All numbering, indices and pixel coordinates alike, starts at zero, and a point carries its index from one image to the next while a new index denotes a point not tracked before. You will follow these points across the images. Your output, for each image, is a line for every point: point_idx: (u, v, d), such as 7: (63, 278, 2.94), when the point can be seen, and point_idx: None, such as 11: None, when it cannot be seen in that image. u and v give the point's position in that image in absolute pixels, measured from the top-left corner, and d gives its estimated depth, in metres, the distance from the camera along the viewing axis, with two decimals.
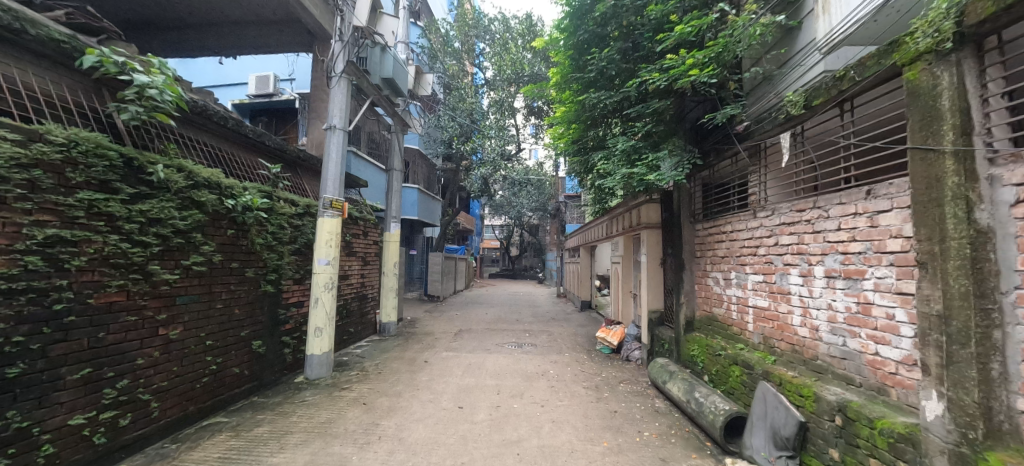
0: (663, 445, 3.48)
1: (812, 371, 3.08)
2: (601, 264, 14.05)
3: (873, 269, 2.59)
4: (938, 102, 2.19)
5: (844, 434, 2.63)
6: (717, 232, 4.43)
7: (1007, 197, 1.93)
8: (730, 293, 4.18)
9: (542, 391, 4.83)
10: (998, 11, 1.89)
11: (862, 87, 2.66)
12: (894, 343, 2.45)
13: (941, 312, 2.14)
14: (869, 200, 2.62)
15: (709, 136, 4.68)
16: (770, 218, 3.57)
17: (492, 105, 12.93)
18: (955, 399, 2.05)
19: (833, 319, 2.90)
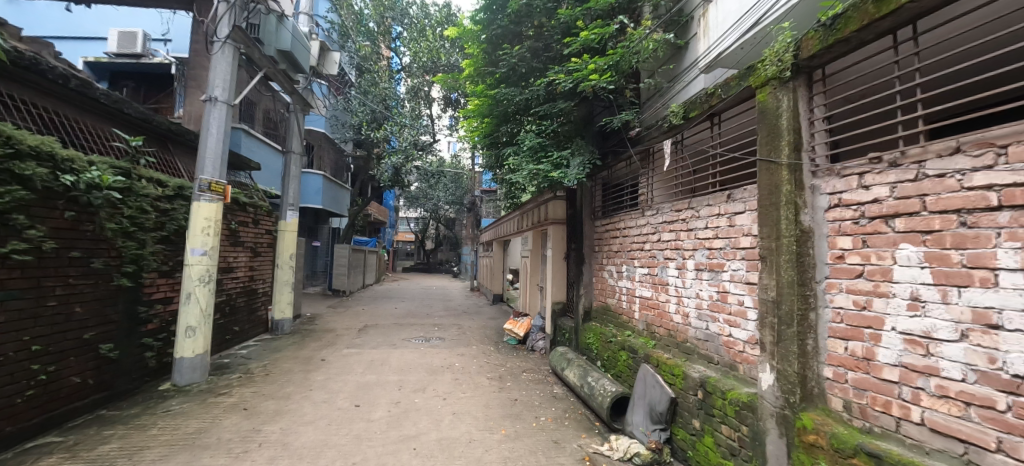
0: (557, 428, 3.69)
1: (682, 352, 3.47)
2: (513, 259, 14.43)
3: (730, 263, 3.00)
4: (779, 121, 2.59)
5: (703, 405, 3.02)
6: (612, 228, 4.78)
7: (822, 204, 2.42)
8: (621, 284, 4.55)
9: (445, 384, 4.81)
10: (824, 47, 2.31)
11: (727, 104, 3.06)
12: (743, 326, 2.87)
13: (774, 298, 2.57)
14: (728, 202, 3.03)
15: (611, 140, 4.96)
16: (655, 216, 3.94)
17: (407, 92, 12.52)
18: (782, 371, 2.47)
19: (699, 306, 3.29)
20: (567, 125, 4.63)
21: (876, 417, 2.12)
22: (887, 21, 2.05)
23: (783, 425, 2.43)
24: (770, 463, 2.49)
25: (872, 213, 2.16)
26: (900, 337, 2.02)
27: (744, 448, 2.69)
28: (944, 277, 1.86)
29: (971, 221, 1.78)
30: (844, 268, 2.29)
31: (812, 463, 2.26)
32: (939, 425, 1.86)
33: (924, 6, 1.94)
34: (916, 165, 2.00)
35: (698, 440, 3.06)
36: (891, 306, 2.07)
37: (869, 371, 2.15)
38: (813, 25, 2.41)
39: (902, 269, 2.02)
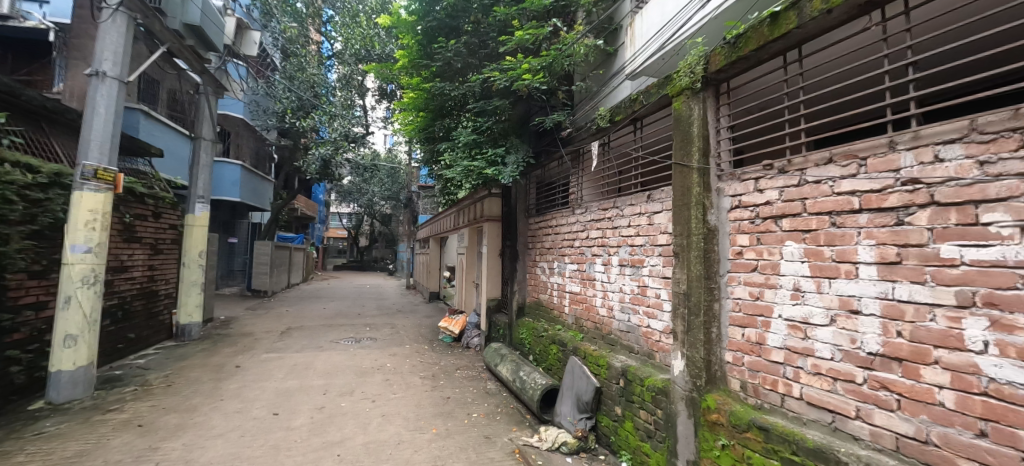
0: (489, 423, 3.74)
1: (607, 344, 3.67)
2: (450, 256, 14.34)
3: (649, 259, 3.22)
4: (691, 129, 2.81)
5: (624, 393, 3.22)
6: (545, 226, 4.91)
7: (725, 205, 2.70)
8: (553, 280, 4.69)
9: (375, 386, 4.64)
10: (729, 63, 2.57)
11: (648, 110, 3.27)
12: (660, 317, 3.09)
13: (685, 290, 2.80)
14: (648, 202, 3.24)
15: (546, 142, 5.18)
16: (583, 214, 4.11)
17: (339, 80, 11.86)
18: (691, 357, 2.70)
19: (622, 299, 3.49)
20: (504, 122, 4.68)
21: (765, 394, 2.41)
22: (778, 43, 2.34)
23: (691, 406, 2.66)
24: (680, 441, 2.72)
25: (765, 214, 2.46)
26: (785, 323, 2.32)
27: (659, 430, 2.92)
28: (819, 271, 2.18)
29: (839, 222, 2.11)
30: (742, 263, 2.58)
31: (714, 439, 2.52)
32: (814, 398, 2.18)
33: (806, 32, 2.23)
34: (799, 173, 2.30)
35: (620, 425, 3.26)
36: (778, 296, 2.37)
37: (761, 354, 2.44)
38: (720, 42, 2.65)
39: (787, 263, 2.33)
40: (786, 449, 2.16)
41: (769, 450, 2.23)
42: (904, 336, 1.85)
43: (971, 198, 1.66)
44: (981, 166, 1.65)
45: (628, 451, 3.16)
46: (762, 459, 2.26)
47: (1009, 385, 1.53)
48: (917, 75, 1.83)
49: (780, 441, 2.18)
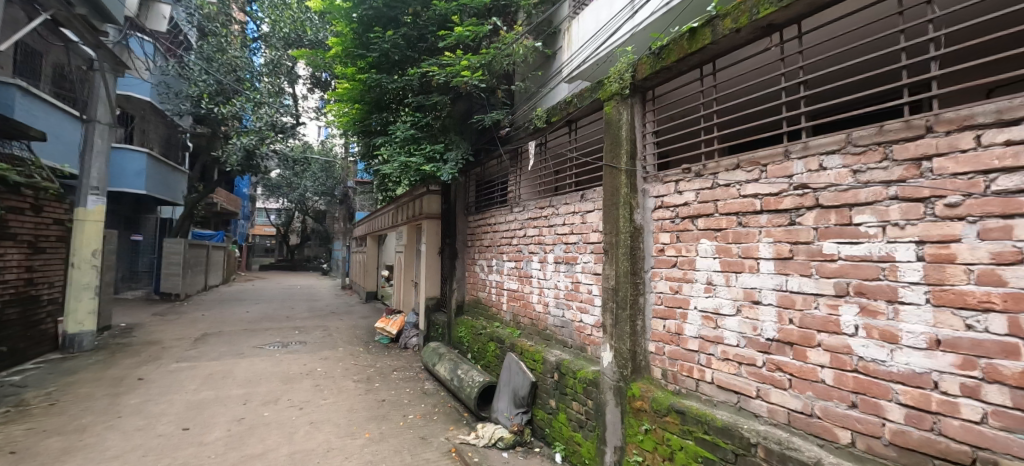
0: (425, 424, 3.71)
1: (543, 339, 3.76)
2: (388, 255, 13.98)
3: (581, 257, 3.35)
4: (620, 132, 2.97)
5: (558, 386, 3.34)
6: (484, 224, 4.93)
7: (650, 205, 2.88)
8: (491, 278, 4.72)
9: (303, 393, 4.40)
10: (653, 72, 2.74)
11: (582, 112, 3.39)
12: (591, 311, 3.23)
13: (613, 286, 2.95)
14: (581, 201, 3.37)
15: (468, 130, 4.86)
16: (521, 213, 4.18)
17: (265, 64, 11.01)
18: (619, 349, 2.86)
19: (557, 295, 3.60)
20: (445, 119, 4.65)
21: (682, 380, 2.61)
22: (695, 56, 2.54)
23: (618, 395, 2.82)
24: (608, 429, 2.87)
25: (683, 214, 2.66)
26: (699, 314, 2.53)
27: (590, 419, 3.06)
28: (728, 266, 2.40)
29: (744, 222, 2.33)
30: (663, 260, 2.77)
31: (638, 424, 2.69)
32: (722, 382, 2.40)
33: (719, 48, 2.45)
34: (712, 176, 2.52)
35: (554, 418, 3.37)
36: (693, 289, 2.58)
37: (679, 343, 2.64)
38: (646, 51, 2.82)
39: (702, 259, 2.53)
40: (699, 429, 2.37)
41: (685, 431, 2.43)
42: (794, 323, 2.11)
43: (846, 202, 1.94)
44: (854, 174, 1.92)
45: (562, 442, 3.29)
46: (679, 440, 2.45)
47: (874, 362, 1.83)
48: (807, 93, 2.08)
49: (695, 422, 2.39)
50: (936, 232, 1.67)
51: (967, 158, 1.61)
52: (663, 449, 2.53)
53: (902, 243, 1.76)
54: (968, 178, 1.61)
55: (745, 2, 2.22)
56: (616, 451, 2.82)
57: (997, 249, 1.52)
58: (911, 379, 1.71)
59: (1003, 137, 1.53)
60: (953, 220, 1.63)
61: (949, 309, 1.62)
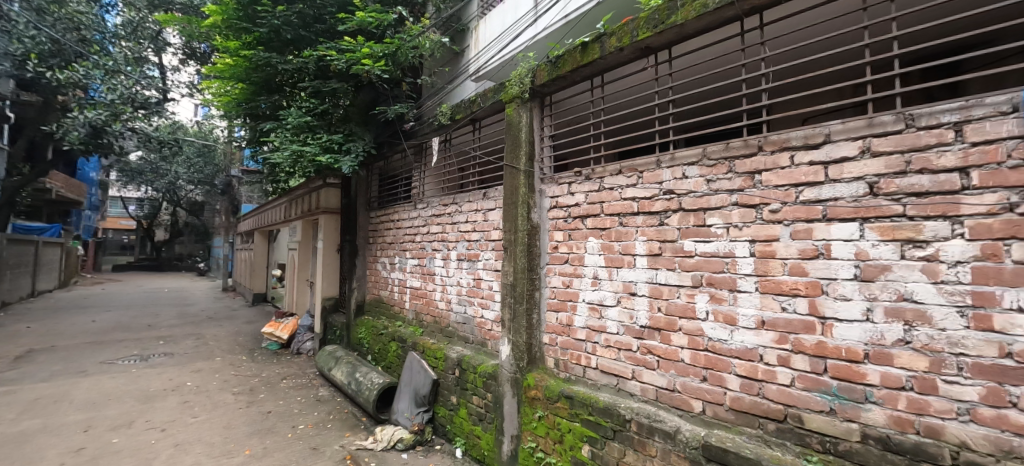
0: (317, 434, 3.51)
1: (445, 336, 3.76)
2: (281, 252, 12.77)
3: (483, 254, 3.41)
4: (520, 134, 3.09)
5: (459, 381, 3.39)
6: (386, 220, 4.76)
7: (546, 205, 3.04)
8: (394, 276, 4.58)
9: (168, 412, 3.85)
10: (550, 79, 2.90)
11: (485, 112, 3.45)
12: (492, 307, 3.31)
13: (512, 281, 3.07)
14: (483, 200, 3.43)
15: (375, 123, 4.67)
16: (425, 209, 4.12)
17: (121, 25, 9.37)
18: (516, 342, 2.98)
19: (459, 292, 3.63)
20: (350, 108, 4.56)
21: (572, 367, 2.82)
22: (587, 68, 2.74)
23: (515, 386, 2.95)
24: (505, 419, 2.99)
25: (575, 214, 2.86)
26: (587, 306, 2.75)
27: (489, 412, 3.16)
28: (611, 262, 2.64)
29: (624, 222, 2.59)
30: (557, 256, 2.96)
31: (533, 412, 2.85)
32: (605, 367, 2.64)
33: (606, 63, 2.68)
34: (599, 180, 2.74)
35: (455, 414, 3.42)
36: (582, 284, 2.79)
37: (569, 334, 2.85)
38: (545, 59, 2.97)
39: (590, 256, 2.75)
40: (584, 411, 2.58)
41: (573, 414, 2.63)
42: (661, 310, 2.40)
43: (701, 207, 2.26)
44: (707, 183, 2.25)
45: (462, 437, 3.35)
46: (568, 423, 2.65)
47: (719, 341, 2.17)
48: (674, 110, 2.37)
49: (581, 405, 2.60)
50: (763, 233, 2.04)
51: (785, 173, 1.99)
52: (554, 433, 2.72)
53: (739, 242, 2.12)
54: (784, 189, 1.99)
55: (627, 24, 2.46)
56: (513, 440, 2.95)
57: (802, 246, 1.92)
58: (745, 353, 2.08)
59: (808, 158, 1.93)
60: (774, 223, 2.01)
61: (771, 295, 2.01)
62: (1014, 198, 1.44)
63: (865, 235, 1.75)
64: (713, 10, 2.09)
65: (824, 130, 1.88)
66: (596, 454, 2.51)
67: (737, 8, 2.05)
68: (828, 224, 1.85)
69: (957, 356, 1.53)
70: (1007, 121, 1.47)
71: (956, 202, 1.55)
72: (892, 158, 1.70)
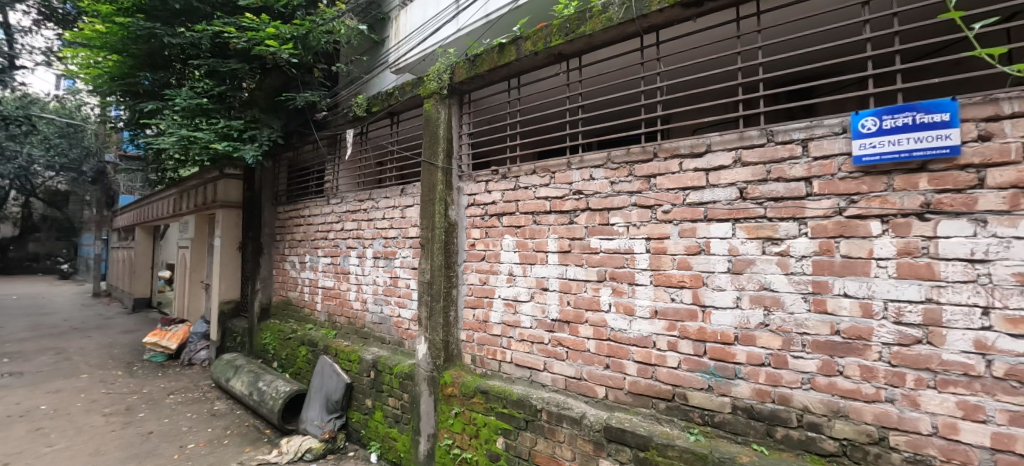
0: (210, 452, 3.20)
1: (360, 337, 3.61)
2: (172, 251, 11.26)
3: (401, 251, 3.32)
4: (438, 130, 3.06)
5: (374, 384, 3.29)
6: (295, 215, 4.45)
7: (463, 202, 3.06)
8: (304, 276, 4.29)
9: (13, 443, 3.23)
10: (468, 77, 2.91)
11: (403, 105, 3.38)
12: (409, 306, 3.25)
13: (429, 279, 3.03)
14: (401, 196, 3.35)
15: (284, 110, 4.39)
16: (338, 205, 3.91)
17: None
18: (433, 340, 2.96)
19: (376, 291, 3.50)
20: (256, 92, 4.18)
21: (488, 363, 2.87)
22: (504, 69, 2.79)
23: (432, 385, 2.93)
24: (422, 419, 2.96)
25: (491, 212, 2.91)
26: (502, 302, 2.82)
27: (405, 413, 3.10)
28: (525, 258, 2.73)
29: (537, 220, 2.70)
30: (474, 254, 2.98)
31: (449, 409, 2.86)
32: (519, 360, 2.73)
33: (523, 65, 2.75)
34: (514, 179, 2.81)
35: (369, 418, 3.31)
36: (498, 280, 2.85)
37: (485, 330, 2.89)
38: (463, 57, 2.98)
39: (506, 253, 2.82)
40: (498, 405, 2.65)
41: (488, 408, 2.69)
42: (570, 304, 2.54)
43: (606, 207, 2.43)
44: (611, 185, 2.42)
45: (377, 441, 3.25)
46: (484, 417, 2.70)
47: (620, 331, 2.35)
48: (582, 115, 2.51)
49: (496, 399, 2.66)
50: (656, 231, 2.25)
51: (675, 178, 2.21)
52: (470, 428, 2.75)
53: (637, 239, 2.31)
54: (674, 193, 2.21)
55: (541, 29, 2.55)
56: (429, 439, 2.93)
57: (688, 243, 2.15)
58: (641, 341, 2.28)
59: (693, 165, 2.16)
60: (666, 222, 2.22)
61: (662, 288, 2.22)
62: (842, 204, 1.76)
63: (736, 234, 2.01)
64: (618, 24, 2.25)
65: (706, 140, 2.12)
66: (510, 445, 2.60)
67: (638, 24, 2.24)
68: (708, 224, 2.09)
69: (802, 334, 1.83)
70: (838, 140, 1.78)
71: (802, 206, 1.84)
72: (756, 168, 1.97)
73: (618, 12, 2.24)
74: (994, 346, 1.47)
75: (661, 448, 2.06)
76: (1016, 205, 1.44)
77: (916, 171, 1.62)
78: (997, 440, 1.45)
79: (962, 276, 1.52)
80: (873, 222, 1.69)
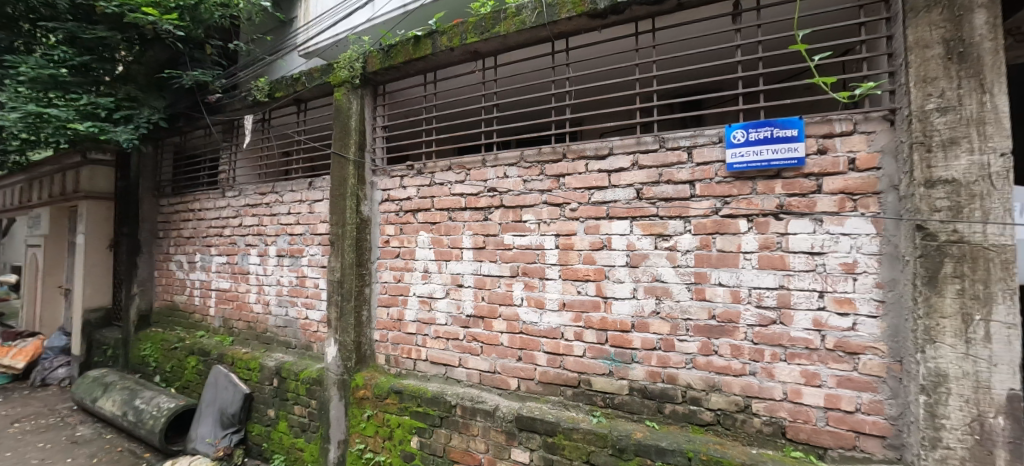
0: None
1: (262, 343, 3.34)
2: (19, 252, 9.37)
3: (308, 249, 3.12)
4: (349, 121, 2.91)
5: (278, 392, 3.06)
6: (184, 210, 3.98)
7: (377, 198, 2.96)
8: (194, 277, 3.85)
9: None
10: (383, 67, 2.81)
11: (311, 93, 3.17)
12: (317, 307, 3.06)
13: (339, 278, 2.88)
14: (309, 190, 3.13)
15: (169, 90, 3.87)
16: (236, 198, 3.56)
17: None
18: (343, 342, 2.83)
19: (279, 292, 3.25)
20: (133, 65, 3.68)
21: (403, 362, 2.82)
22: (419, 62, 2.74)
23: (342, 389, 2.80)
24: (331, 425, 2.81)
25: (406, 208, 2.85)
26: (417, 299, 2.78)
27: (313, 421, 2.92)
28: (440, 254, 2.72)
29: (453, 217, 2.70)
30: (388, 250, 2.91)
31: (361, 413, 2.75)
32: (434, 357, 2.72)
33: (439, 60, 2.72)
34: (430, 175, 2.78)
35: (272, 429, 3.08)
36: (413, 277, 2.81)
37: (400, 328, 2.83)
38: (377, 46, 2.86)
39: (421, 249, 2.78)
40: (413, 404, 2.62)
41: (402, 408, 2.64)
42: (485, 299, 2.58)
43: (519, 204, 2.50)
44: (524, 183, 2.49)
45: (281, 453, 3.03)
46: (398, 418, 2.65)
47: (531, 324, 2.45)
48: (498, 114, 2.54)
49: (410, 398, 2.62)
50: (565, 228, 2.37)
51: (582, 178, 2.34)
52: (383, 430, 2.68)
53: (548, 236, 2.42)
54: (581, 192, 2.34)
55: (457, 25, 2.54)
56: (339, 445, 2.80)
57: (592, 239, 2.29)
58: (550, 332, 2.39)
59: (597, 167, 2.30)
60: (573, 220, 2.35)
61: (570, 281, 2.35)
62: (718, 205, 2.00)
63: (633, 231, 2.20)
64: (530, 28, 2.32)
65: (609, 144, 2.27)
66: (424, 443, 2.58)
67: (549, 30, 2.33)
68: (611, 221, 2.25)
69: (686, 320, 2.06)
70: (715, 149, 2.01)
71: (687, 206, 2.07)
72: (651, 171, 2.16)
73: (530, 16, 2.31)
74: (827, 323, 1.79)
75: (567, 432, 2.19)
76: (842, 207, 1.77)
77: (773, 178, 1.90)
78: (829, 400, 1.78)
79: (805, 266, 1.83)
80: (741, 220, 1.95)
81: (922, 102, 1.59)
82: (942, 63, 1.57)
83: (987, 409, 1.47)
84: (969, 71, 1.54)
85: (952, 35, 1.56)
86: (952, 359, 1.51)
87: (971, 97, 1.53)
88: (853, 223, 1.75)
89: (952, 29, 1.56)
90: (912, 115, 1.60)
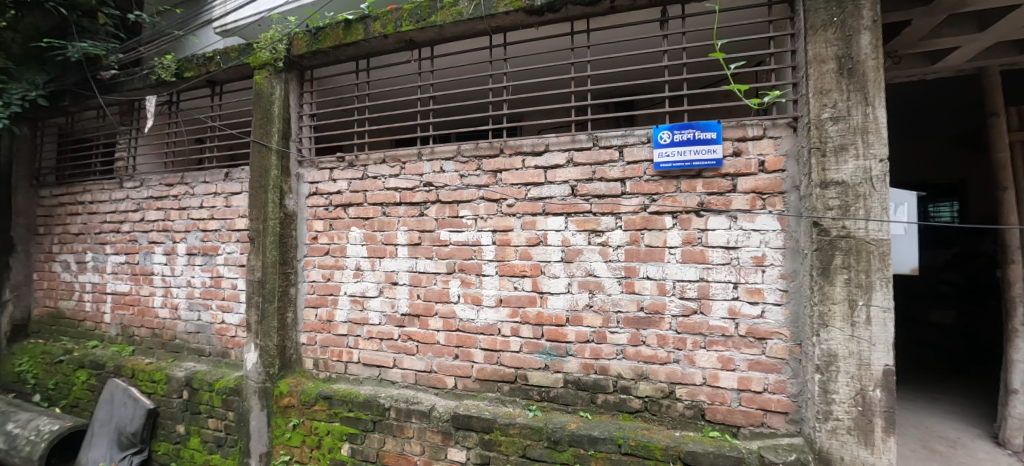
0: None
1: (169, 352, 3.00)
2: None
3: (224, 246, 2.84)
4: (271, 108, 2.68)
5: (188, 406, 2.77)
6: (72, 203, 3.48)
7: (304, 191, 2.77)
8: (84, 280, 3.38)
9: None
10: (310, 51, 2.63)
11: (227, 75, 2.89)
12: (235, 310, 2.81)
13: (259, 277, 2.65)
14: (225, 181, 2.85)
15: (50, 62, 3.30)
16: (136, 189, 3.17)
17: None
18: (265, 347, 2.61)
19: (190, 295, 2.93)
20: (6, 31, 3.09)
21: (333, 365, 2.67)
22: (351, 48, 2.58)
23: (263, 398, 2.59)
24: (251, 437, 2.60)
25: (336, 202, 2.69)
26: (348, 299, 2.64)
27: (230, 434, 2.67)
28: (373, 251, 2.59)
29: (387, 212, 2.58)
30: (316, 247, 2.73)
31: (286, 422, 2.57)
32: (367, 359, 2.60)
33: (371, 47, 2.58)
34: (362, 168, 2.64)
35: (182, 446, 2.79)
36: (344, 276, 2.66)
37: (330, 330, 2.68)
38: (303, 28, 2.66)
39: (352, 246, 2.64)
40: (344, 409, 2.48)
41: (332, 414, 2.49)
42: (420, 297, 2.51)
43: (455, 200, 2.45)
44: (461, 178, 2.45)
45: None
46: (326, 425, 2.50)
47: (468, 321, 2.41)
48: (435, 106, 2.46)
49: (340, 403, 2.49)
50: (502, 224, 2.36)
51: (519, 174, 2.33)
52: (311, 439, 2.52)
53: (485, 232, 2.39)
54: (517, 188, 2.33)
55: (391, 12, 2.42)
56: (260, 459, 2.60)
57: (529, 235, 2.30)
58: (487, 329, 2.37)
59: (533, 163, 2.31)
60: (510, 215, 2.35)
61: (507, 277, 2.34)
62: (647, 202, 2.09)
63: (568, 227, 2.23)
64: (467, 20, 2.27)
65: (545, 141, 2.28)
66: (356, 449, 2.46)
67: (486, 23, 2.29)
68: (547, 217, 2.27)
69: (617, 313, 2.13)
70: (644, 148, 2.10)
71: (618, 203, 2.14)
72: (585, 168, 2.21)
73: (467, 7, 2.26)
74: (740, 312, 1.94)
75: (503, 427, 2.19)
76: (754, 206, 1.92)
77: (695, 177, 2.02)
78: (741, 382, 1.93)
79: (722, 259, 1.96)
80: (667, 217, 2.06)
81: (819, 111, 1.76)
82: (835, 77, 1.75)
83: (868, 383, 1.67)
84: (856, 85, 1.72)
85: (843, 52, 1.74)
86: (840, 340, 1.70)
87: (858, 108, 1.72)
88: (762, 220, 1.91)
89: (843, 47, 1.74)
90: (811, 122, 1.77)
